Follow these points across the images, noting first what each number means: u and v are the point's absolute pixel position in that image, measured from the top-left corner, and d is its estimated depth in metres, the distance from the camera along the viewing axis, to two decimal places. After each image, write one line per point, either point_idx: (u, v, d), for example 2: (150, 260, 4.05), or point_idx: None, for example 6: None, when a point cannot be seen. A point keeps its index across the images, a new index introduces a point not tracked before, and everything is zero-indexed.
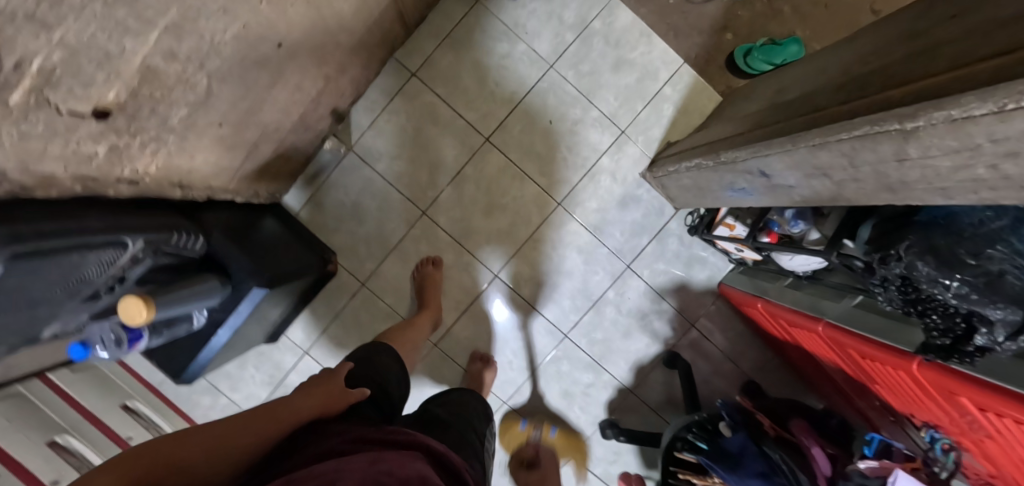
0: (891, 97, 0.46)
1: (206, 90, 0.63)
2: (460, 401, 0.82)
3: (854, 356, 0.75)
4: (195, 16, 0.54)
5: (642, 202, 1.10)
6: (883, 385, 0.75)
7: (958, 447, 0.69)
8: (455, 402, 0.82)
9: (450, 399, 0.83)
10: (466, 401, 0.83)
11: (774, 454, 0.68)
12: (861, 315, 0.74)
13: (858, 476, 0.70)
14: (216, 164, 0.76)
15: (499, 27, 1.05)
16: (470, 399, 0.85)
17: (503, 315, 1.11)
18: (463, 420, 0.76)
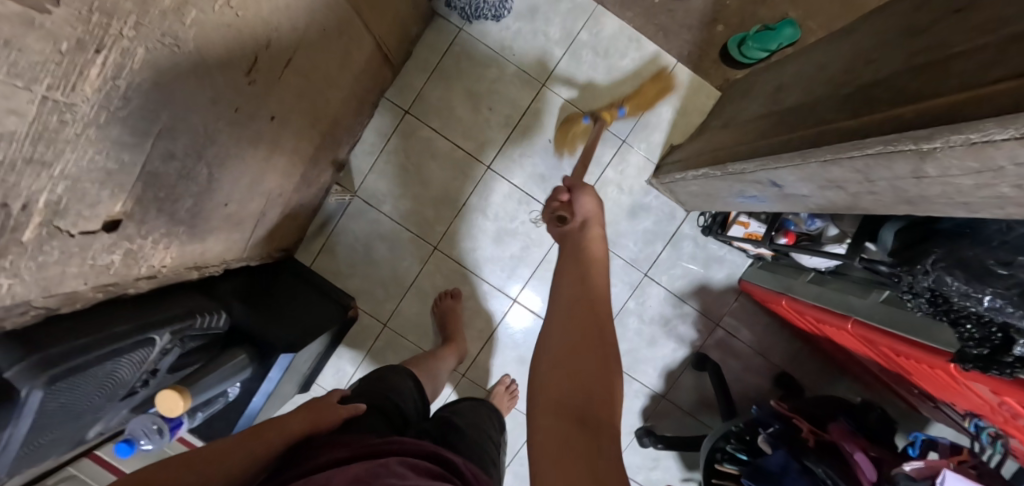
0: (903, 115, 0.45)
1: (207, 177, 0.64)
2: (476, 407, 0.85)
3: (888, 352, 0.73)
4: (186, 114, 0.54)
5: (652, 209, 1.09)
6: (920, 378, 0.73)
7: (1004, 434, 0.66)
8: (468, 408, 0.84)
9: (466, 405, 0.85)
10: (478, 408, 0.85)
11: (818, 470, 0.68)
12: (891, 311, 0.70)
13: (904, 478, 0.66)
14: (227, 240, 0.77)
15: (485, 53, 1.04)
16: (482, 408, 0.87)
17: (521, 322, 1.10)
18: (479, 429, 0.78)
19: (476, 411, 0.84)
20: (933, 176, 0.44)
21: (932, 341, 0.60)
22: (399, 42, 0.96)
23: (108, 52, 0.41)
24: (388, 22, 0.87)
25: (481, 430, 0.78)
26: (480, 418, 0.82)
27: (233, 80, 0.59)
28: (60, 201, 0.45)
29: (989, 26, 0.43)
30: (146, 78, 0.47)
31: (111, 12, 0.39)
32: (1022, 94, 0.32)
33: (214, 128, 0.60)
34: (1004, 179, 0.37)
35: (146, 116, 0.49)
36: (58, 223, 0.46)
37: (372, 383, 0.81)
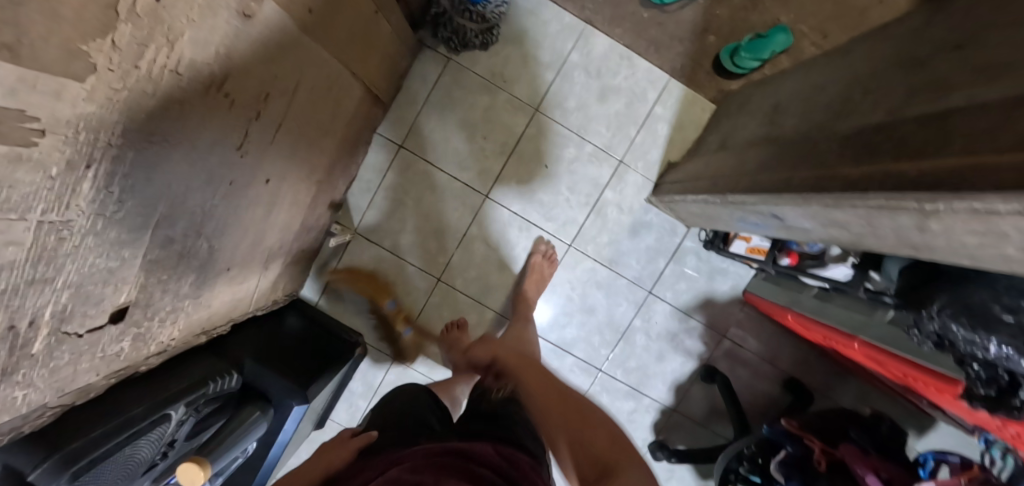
0: (906, 172, 0.44)
1: (208, 250, 0.63)
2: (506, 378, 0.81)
3: (895, 370, 0.73)
4: (184, 199, 0.54)
5: (653, 227, 1.08)
6: (925, 393, 0.73)
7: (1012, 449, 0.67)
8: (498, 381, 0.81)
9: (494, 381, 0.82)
10: (506, 379, 0.81)
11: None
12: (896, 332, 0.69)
13: None
14: (233, 300, 0.77)
15: (476, 82, 1.04)
16: None
17: (546, 316, 1.10)
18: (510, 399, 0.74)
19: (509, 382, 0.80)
20: (939, 231, 0.43)
21: (932, 363, 0.60)
22: (388, 78, 0.94)
23: (99, 163, 0.41)
24: (376, 63, 0.86)
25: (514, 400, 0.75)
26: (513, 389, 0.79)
27: (226, 156, 0.58)
28: (64, 308, 0.45)
29: (996, 74, 0.43)
30: (140, 177, 0.47)
31: (98, 126, 0.39)
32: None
33: (212, 204, 0.60)
34: (1013, 244, 0.37)
35: (142, 210, 0.49)
36: (64, 328, 0.46)
37: (387, 410, 0.83)
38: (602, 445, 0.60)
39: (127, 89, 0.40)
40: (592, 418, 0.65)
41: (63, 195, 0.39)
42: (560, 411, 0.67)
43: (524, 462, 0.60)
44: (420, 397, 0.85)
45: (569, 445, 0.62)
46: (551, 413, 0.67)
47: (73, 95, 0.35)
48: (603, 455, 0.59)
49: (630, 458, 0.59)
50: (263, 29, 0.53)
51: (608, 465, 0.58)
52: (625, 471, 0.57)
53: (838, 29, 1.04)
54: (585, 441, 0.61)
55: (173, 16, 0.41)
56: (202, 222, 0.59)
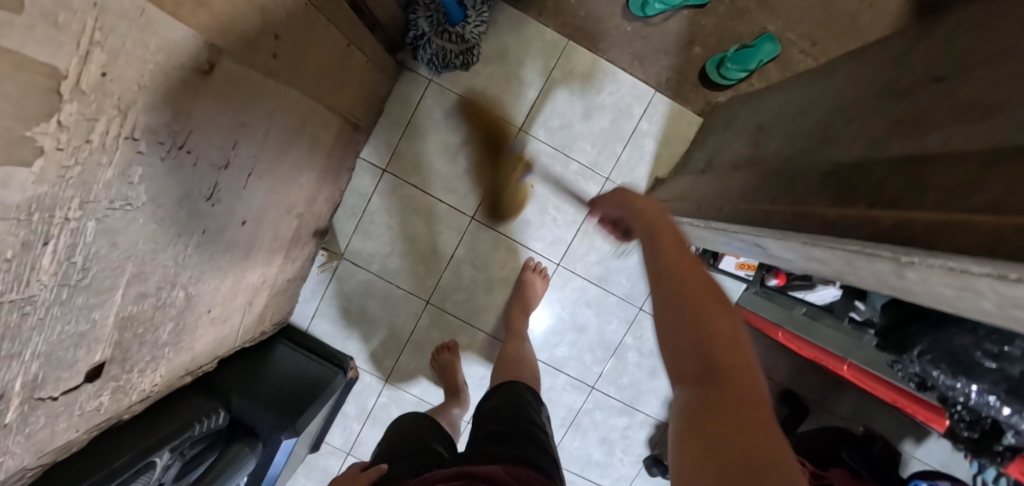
0: (879, 220, 0.43)
1: (184, 298, 0.63)
2: (510, 397, 0.79)
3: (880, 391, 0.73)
4: (156, 253, 0.54)
5: (642, 243, 1.07)
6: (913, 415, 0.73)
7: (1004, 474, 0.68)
8: (502, 401, 0.79)
9: (498, 401, 0.79)
10: (508, 398, 0.79)
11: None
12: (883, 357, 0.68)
13: None
14: (217, 337, 0.77)
15: (458, 103, 1.03)
16: (519, 392, 0.81)
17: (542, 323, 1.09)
18: (516, 420, 0.73)
19: (512, 401, 0.78)
20: (914, 280, 0.42)
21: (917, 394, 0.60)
22: (368, 104, 0.94)
23: (57, 238, 0.40)
24: (352, 93, 0.86)
25: (520, 420, 0.73)
26: (518, 408, 0.76)
27: (196, 207, 0.58)
28: (36, 377, 0.44)
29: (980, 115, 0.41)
30: (104, 243, 0.46)
31: (55, 204, 0.38)
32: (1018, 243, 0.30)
33: (185, 255, 0.60)
34: (989, 302, 0.36)
35: (108, 273, 0.49)
36: (37, 395, 0.45)
37: (390, 441, 0.83)
38: (719, 350, 0.31)
39: (79, 164, 0.39)
40: (715, 337, 0.32)
41: (24, 275, 0.38)
42: (673, 275, 0.38)
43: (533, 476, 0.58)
44: (421, 423, 0.85)
45: (664, 331, 0.35)
46: (658, 268, 0.39)
47: (22, 179, 0.33)
48: (719, 357, 0.31)
49: (748, 383, 0.29)
50: (225, 81, 0.52)
51: (713, 371, 0.30)
52: (735, 393, 0.28)
53: (826, 36, 1.02)
54: (669, 320, 0.34)
55: (123, 87, 0.40)
56: (176, 272, 0.59)
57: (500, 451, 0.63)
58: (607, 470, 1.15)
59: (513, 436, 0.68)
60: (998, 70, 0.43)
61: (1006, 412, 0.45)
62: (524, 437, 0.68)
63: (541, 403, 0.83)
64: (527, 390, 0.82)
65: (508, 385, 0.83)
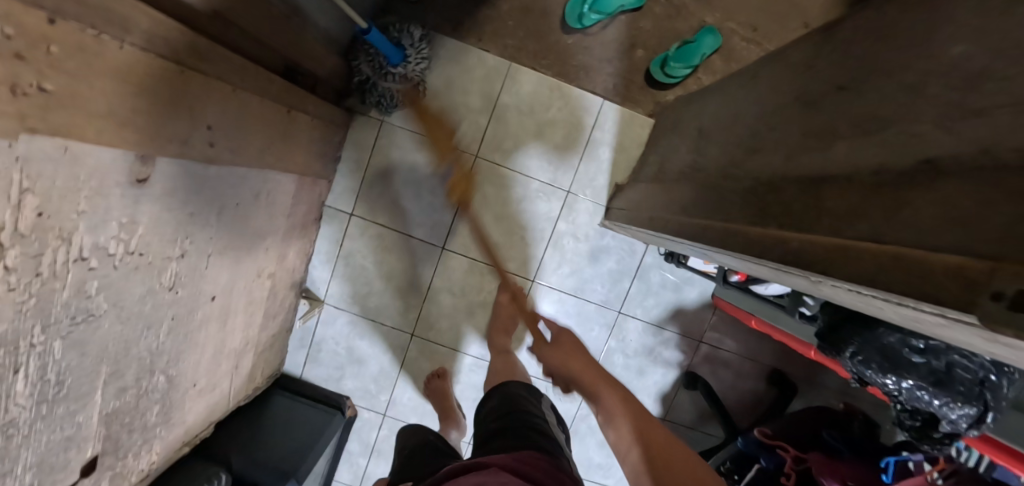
0: (786, 239, 0.45)
1: (166, 381, 0.67)
2: (507, 397, 0.79)
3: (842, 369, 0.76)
4: (128, 348, 0.58)
5: (611, 250, 1.09)
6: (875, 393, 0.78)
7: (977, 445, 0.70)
8: (499, 402, 0.78)
9: (495, 404, 0.78)
10: (505, 398, 0.79)
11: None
12: None
13: None
14: (208, 404, 0.81)
15: (413, 138, 1.06)
16: (513, 391, 0.80)
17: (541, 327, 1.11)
18: (515, 416, 0.72)
19: (509, 401, 0.77)
20: (828, 292, 0.44)
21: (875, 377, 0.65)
22: (322, 155, 0.97)
23: (27, 364, 0.43)
24: (303, 150, 0.88)
25: (519, 414, 0.73)
26: (517, 407, 0.75)
27: (159, 298, 0.61)
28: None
29: (869, 126, 0.43)
30: (73, 355, 0.50)
31: (19, 336, 0.41)
32: (887, 272, 0.32)
33: (158, 342, 0.63)
34: (892, 314, 0.37)
35: (84, 378, 0.52)
36: None
37: (402, 458, 0.77)
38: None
39: (34, 296, 0.42)
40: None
41: (1, 404, 0.41)
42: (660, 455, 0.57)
43: (542, 460, 0.59)
44: (430, 436, 0.79)
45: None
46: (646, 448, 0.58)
47: None
48: None
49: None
50: (163, 181, 0.55)
51: None
52: None
53: (765, 20, 1.03)
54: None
55: (62, 218, 0.43)
56: (153, 358, 0.63)
57: (506, 445, 0.64)
58: (610, 471, 1.19)
59: (512, 431, 0.68)
60: (882, 83, 0.45)
61: (935, 403, 0.48)
62: (525, 428, 0.69)
63: (539, 396, 0.83)
64: (521, 387, 0.82)
65: (504, 386, 0.83)
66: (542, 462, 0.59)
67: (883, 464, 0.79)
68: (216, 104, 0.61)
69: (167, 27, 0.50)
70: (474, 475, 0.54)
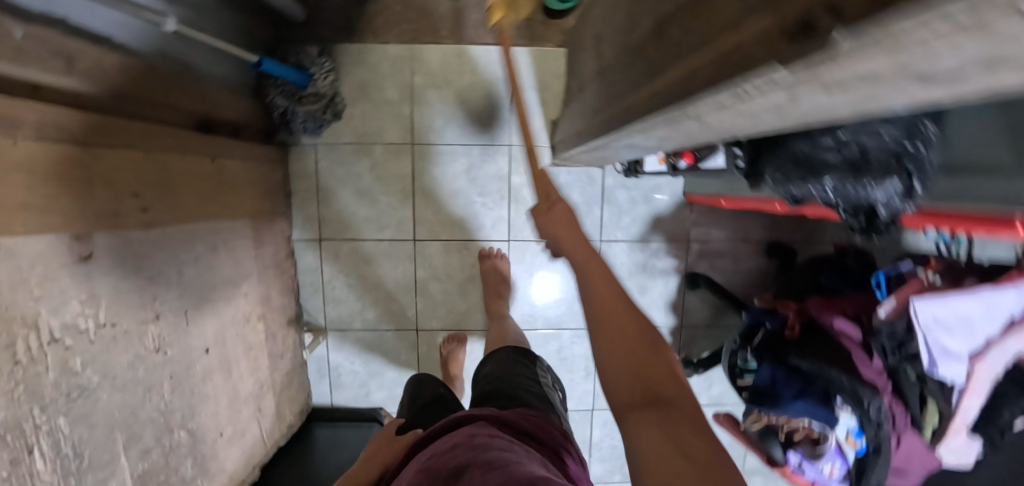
0: (659, 88, 0.45)
1: (189, 435, 0.72)
2: (500, 363, 0.81)
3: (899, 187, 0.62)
4: (137, 415, 0.63)
5: (571, 185, 1.09)
6: None
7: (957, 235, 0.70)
8: (494, 367, 0.81)
9: (487, 372, 0.81)
10: (502, 360, 0.82)
11: (830, 374, 0.65)
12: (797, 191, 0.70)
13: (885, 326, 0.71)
14: (244, 449, 0.86)
15: (349, 149, 1.08)
16: (506, 356, 0.83)
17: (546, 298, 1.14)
18: (508, 377, 0.75)
19: (504, 366, 0.80)
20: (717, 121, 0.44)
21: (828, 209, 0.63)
22: (269, 195, 1.00)
23: (38, 442, 0.48)
24: (246, 194, 0.92)
25: (514, 377, 0.76)
26: (512, 370, 0.78)
27: (149, 362, 0.65)
28: None
29: None
30: (82, 428, 0.54)
31: (20, 421, 0.46)
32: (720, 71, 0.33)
33: (166, 402, 0.68)
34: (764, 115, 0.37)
35: (101, 446, 0.57)
36: None
37: (416, 405, 0.78)
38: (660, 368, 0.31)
39: (21, 382, 0.47)
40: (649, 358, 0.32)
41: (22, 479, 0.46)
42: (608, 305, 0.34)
43: (532, 416, 0.61)
44: (443, 389, 0.81)
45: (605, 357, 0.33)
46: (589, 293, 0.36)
47: None
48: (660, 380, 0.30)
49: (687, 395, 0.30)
50: (107, 255, 0.60)
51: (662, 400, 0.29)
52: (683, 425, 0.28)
53: None
54: (607, 341, 0.33)
55: (21, 306, 0.47)
56: (166, 418, 0.68)
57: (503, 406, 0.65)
58: None
59: (502, 393, 0.70)
60: None
61: (859, 192, 0.47)
62: (518, 389, 0.71)
63: (533, 359, 0.86)
64: (514, 351, 0.85)
65: (497, 353, 0.86)
66: (528, 418, 0.60)
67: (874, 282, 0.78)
68: (132, 174, 0.65)
69: (68, 119, 0.54)
70: (468, 426, 0.53)
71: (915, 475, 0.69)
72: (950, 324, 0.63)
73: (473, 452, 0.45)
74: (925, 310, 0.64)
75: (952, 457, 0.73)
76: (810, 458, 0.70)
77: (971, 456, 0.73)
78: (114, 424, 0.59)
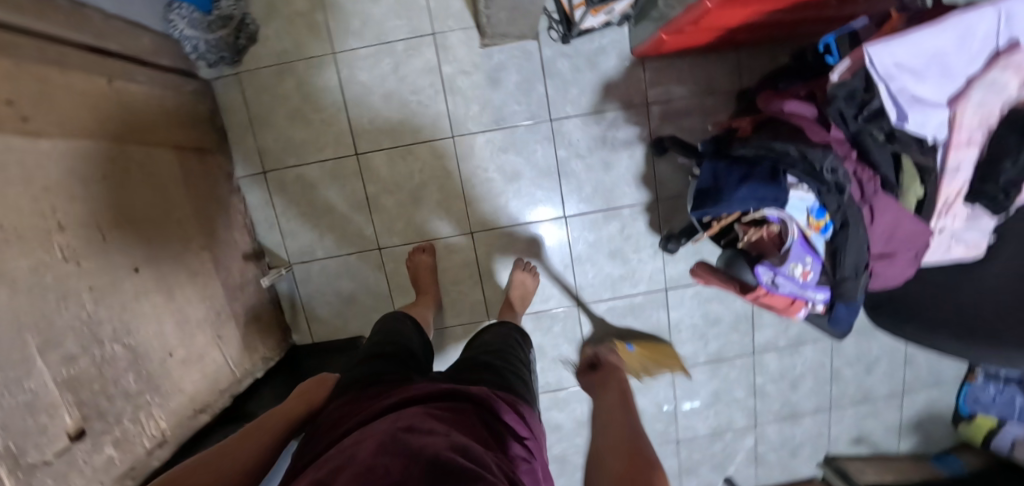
0: None
1: (125, 349, 0.66)
2: (500, 335, 0.68)
3: None
4: (51, 318, 0.54)
5: (507, 65, 1.01)
6: None
7: None
8: (487, 341, 0.66)
9: (492, 336, 0.67)
10: (506, 334, 0.68)
11: (778, 147, 0.54)
12: None
13: (842, 99, 0.54)
14: (206, 376, 0.85)
15: (271, 73, 1.03)
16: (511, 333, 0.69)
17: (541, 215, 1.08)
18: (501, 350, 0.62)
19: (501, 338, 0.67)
20: None
21: None
22: (191, 124, 0.95)
23: None
24: (158, 121, 0.85)
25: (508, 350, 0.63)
26: (508, 344, 0.65)
27: (58, 269, 0.56)
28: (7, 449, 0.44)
29: None
30: None
31: None
32: None
33: (89, 313, 0.60)
34: None
35: (11, 343, 0.46)
36: (25, 460, 0.46)
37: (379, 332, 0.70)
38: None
39: None
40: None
41: None
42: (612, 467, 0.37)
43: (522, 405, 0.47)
44: (409, 326, 0.73)
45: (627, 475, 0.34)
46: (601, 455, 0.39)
47: None
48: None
49: None
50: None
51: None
52: None
53: None
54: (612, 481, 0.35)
55: None
56: (95, 331, 0.61)
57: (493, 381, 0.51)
58: (635, 277, 1.12)
59: (500, 377, 0.53)
60: None
61: None
62: (499, 358, 0.59)
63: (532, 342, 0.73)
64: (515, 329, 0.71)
65: (498, 328, 0.71)
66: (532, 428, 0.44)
67: (825, 48, 0.67)
68: (23, 93, 0.54)
69: None
70: (460, 413, 0.37)
71: (902, 259, 0.60)
72: (917, 65, 0.48)
73: (447, 431, 0.30)
74: (886, 55, 0.47)
75: (955, 247, 0.66)
76: (776, 264, 0.61)
77: (981, 242, 0.66)
78: (24, 324, 0.49)
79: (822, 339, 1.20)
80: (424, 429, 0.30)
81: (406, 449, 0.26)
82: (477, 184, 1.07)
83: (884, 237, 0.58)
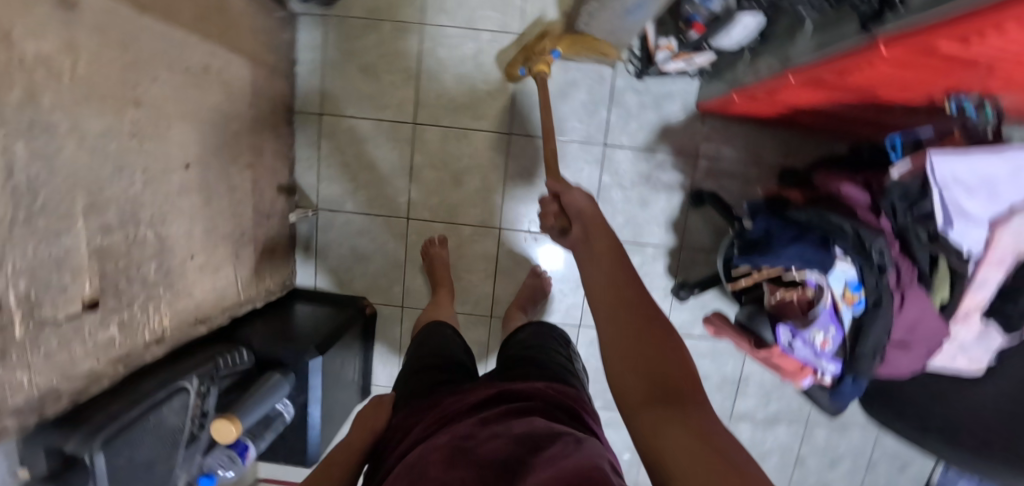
0: None
1: (155, 237, 0.66)
2: (536, 333, 0.68)
3: (940, 83, 0.55)
4: (103, 185, 0.54)
5: (579, 82, 1.05)
6: (889, 93, 0.64)
7: (1001, 111, 0.59)
8: (522, 339, 0.68)
9: (526, 334, 0.69)
10: (542, 333, 0.68)
11: (833, 220, 0.58)
12: (809, 55, 0.61)
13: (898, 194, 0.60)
14: (214, 289, 0.84)
15: (357, 25, 1.06)
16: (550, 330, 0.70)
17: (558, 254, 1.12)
18: (538, 348, 0.63)
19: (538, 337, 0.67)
20: None
21: (832, 53, 0.55)
22: (271, 49, 0.97)
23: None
24: (245, 34, 0.86)
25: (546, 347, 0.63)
26: (546, 340, 0.66)
27: (123, 140, 0.56)
28: (30, 295, 0.43)
29: None
30: (41, 167, 0.42)
31: None
32: None
33: (134, 192, 0.60)
34: None
35: (63, 195, 0.46)
36: (42, 311, 0.45)
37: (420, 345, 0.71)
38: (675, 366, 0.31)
39: None
40: (646, 320, 0.34)
41: None
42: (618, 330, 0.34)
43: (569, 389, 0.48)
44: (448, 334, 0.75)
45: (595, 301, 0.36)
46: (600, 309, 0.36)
47: None
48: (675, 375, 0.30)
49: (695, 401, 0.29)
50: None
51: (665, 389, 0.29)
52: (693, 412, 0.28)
53: None
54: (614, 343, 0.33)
55: None
56: (135, 211, 0.61)
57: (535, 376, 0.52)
58: None
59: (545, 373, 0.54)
60: None
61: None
62: (537, 353, 0.60)
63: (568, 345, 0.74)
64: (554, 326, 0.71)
65: (531, 326, 0.72)
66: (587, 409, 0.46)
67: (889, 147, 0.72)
68: None
69: None
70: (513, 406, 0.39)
71: (917, 353, 0.64)
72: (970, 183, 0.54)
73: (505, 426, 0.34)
74: (942, 167, 0.53)
75: (960, 357, 0.70)
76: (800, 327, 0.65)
77: (983, 358, 0.70)
78: (80, 181, 0.49)
79: (797, 422, 1.23)
80: (484, 434, 0.33)
81: (472, 457, 0.30)
82: (519, 184, 1.10)
83: (907, 327, 0.61)
